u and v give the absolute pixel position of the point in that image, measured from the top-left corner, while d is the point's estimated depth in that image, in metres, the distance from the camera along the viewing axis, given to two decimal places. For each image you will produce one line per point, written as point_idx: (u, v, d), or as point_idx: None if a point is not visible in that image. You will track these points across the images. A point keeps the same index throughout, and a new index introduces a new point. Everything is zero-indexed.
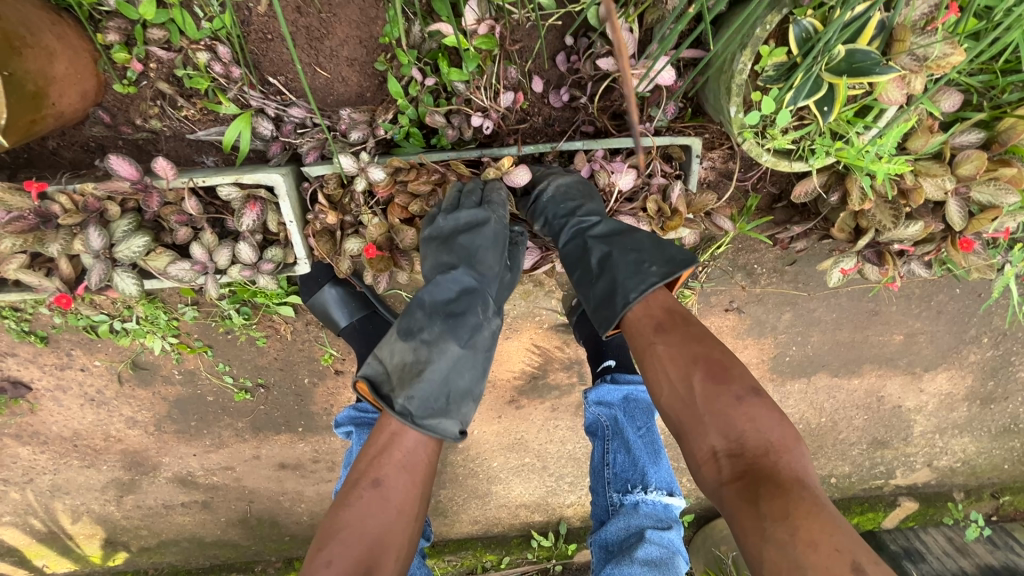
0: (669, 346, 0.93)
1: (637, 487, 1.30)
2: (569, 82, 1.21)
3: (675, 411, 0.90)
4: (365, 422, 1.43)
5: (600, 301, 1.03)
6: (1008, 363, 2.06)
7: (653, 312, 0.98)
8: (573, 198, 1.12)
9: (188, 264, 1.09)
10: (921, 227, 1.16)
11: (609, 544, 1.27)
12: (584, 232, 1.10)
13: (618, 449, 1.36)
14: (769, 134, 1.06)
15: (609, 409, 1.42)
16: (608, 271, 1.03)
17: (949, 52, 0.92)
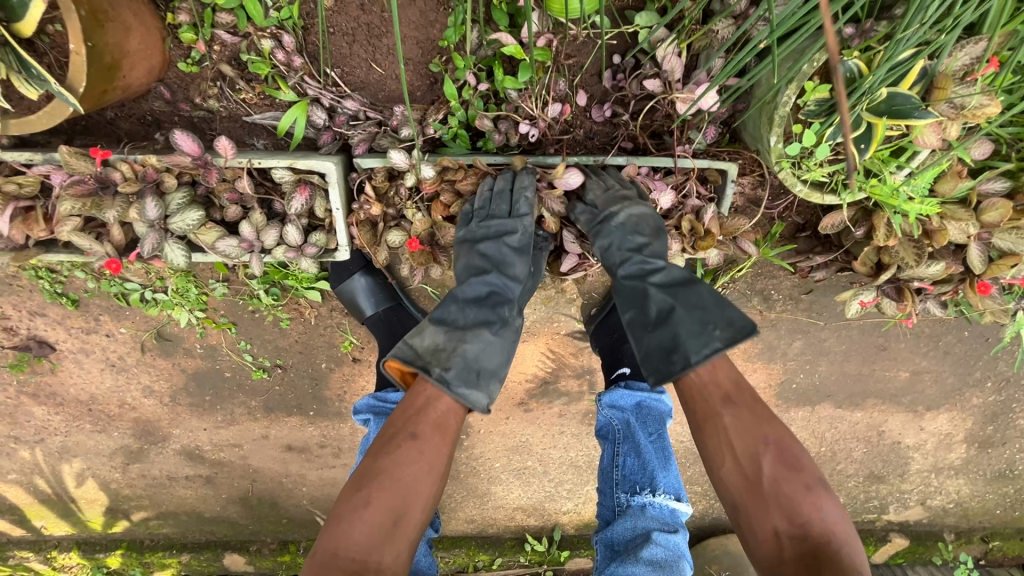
0: (738, 422, 1.01)
1: (645, 489, 1.33)
2: (613, 98, 1.25)
3: (738, 486, 0.98)
4: (383, 411, 1.45)
5: (656, 354, 1.00)
6: (1008, 409, 2.11)
7: (717, 385, 1.04)
8: (642, 234, 1.09)
9: (236, 241, 1.12)
10: (942, 267, 1.21)
11: (614, 543, 1.30)
12: (644, 276, 1.07)
13: (627, 454, 1.40)
14: (806, 165, 1.10)
15: (621, 414, 1.45)
16: (670, 326, 0.99)
17: (986, 103, 0.96)
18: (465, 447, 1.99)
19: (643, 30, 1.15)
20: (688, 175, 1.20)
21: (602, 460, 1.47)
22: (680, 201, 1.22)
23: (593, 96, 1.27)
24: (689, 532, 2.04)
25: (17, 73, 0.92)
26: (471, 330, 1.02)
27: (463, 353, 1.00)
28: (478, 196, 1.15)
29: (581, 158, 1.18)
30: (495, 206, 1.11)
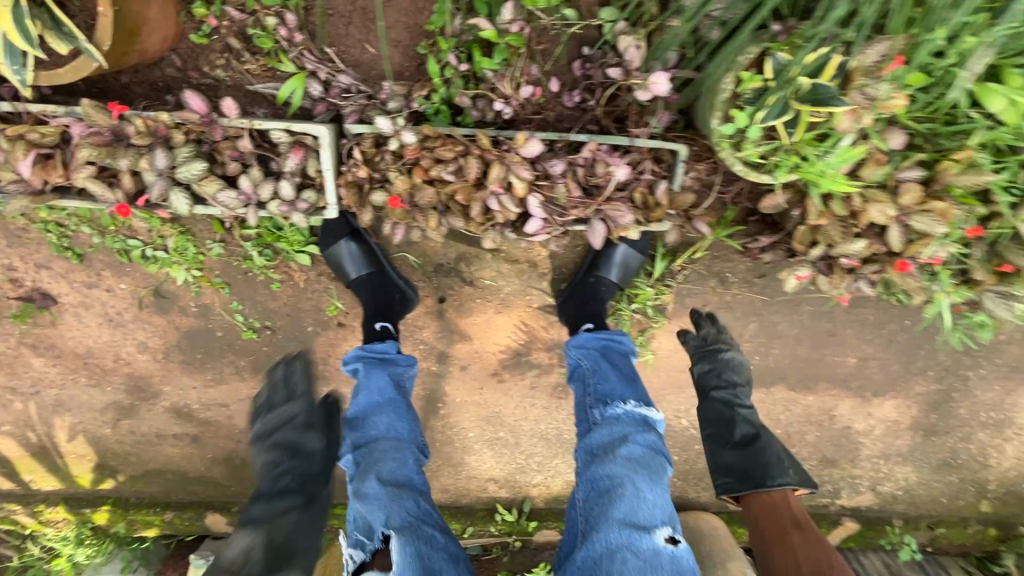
0: (803, 541, 1.47)
1: (617, 401, 1.51)
2: (582, 86, 1.40)
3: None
4: (371, 358, 1.58)
5: (740, 471, 1.63)
6: (950, 399, 2.26)
7: (789, 510, 1.57)
8: (737, 373, 1.75)
9: (235, 194, 1.24)
10: (864, 245, 1.36)
11: (592, 448, 1.47)
12: (732, 406, 1.73)
13: (597, 380, 1.58)
14: (742, 146, 1.23)
15: (588, 353, 1.63)
16: (759, 456, 1.65)
17: (893, 95, 1.12)
18: (441, 415, 2.11)
19: (607, 25, 1.31)
20: (643, 155, 1.34)
21: (574, 393, 1.63)
22: (635, 177, 1.35)
23: (564, 84, 1.42)
24: None
25: (51, 30, 1.04)
26: (279, 519, 1.34)
27: (273, 540, 1.31)
28: (263, 395, 1.60)
29: (548, 134, 1.30)
30: (274, 398, 1.57)
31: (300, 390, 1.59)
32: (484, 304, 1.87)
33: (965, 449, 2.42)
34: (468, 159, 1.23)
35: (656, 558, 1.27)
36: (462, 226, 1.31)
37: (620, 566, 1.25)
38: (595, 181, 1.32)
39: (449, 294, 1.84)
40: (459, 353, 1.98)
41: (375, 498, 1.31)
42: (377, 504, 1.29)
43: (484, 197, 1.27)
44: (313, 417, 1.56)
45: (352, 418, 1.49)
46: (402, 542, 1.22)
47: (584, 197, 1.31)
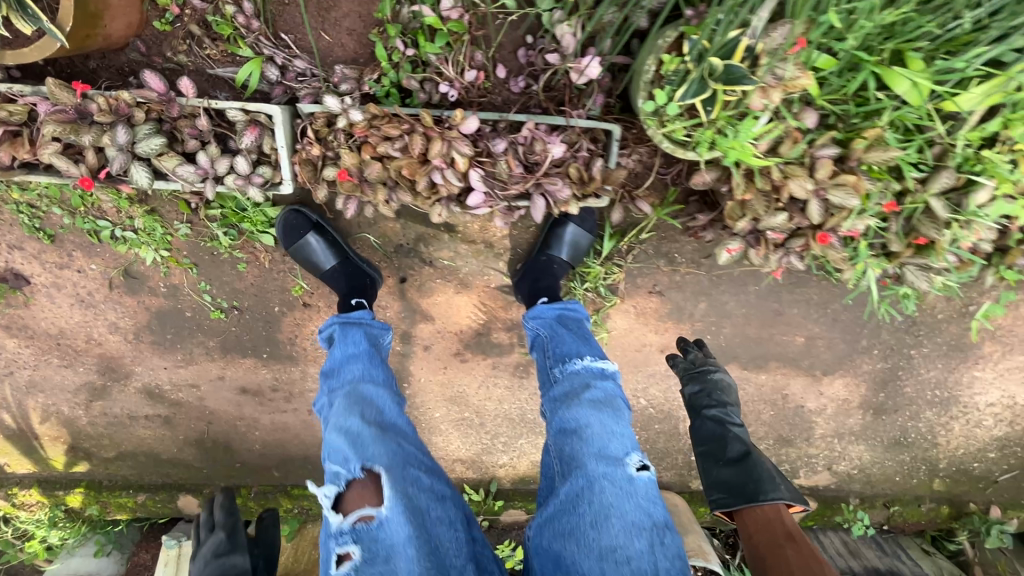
0: (795, 551, 1.44)
1: (574, 356, 1.59)
2: (526, 72, 1.50)
3: None
4: (351, 319, 1.68)
5: (735, 486, 1.67)
6: (896, 377, 2.37)
7: (782, 523, 1.55)
8: (726, 394, 1.88)
9: (194, 168, 1.33)
10: (786, 218, 1.46)
11: (556, 400, 1.53)
12: (724, 425, 1.82)
13: (556, 342, 1.67)
14: (666, 124, 1.33)
15: (545, 322, 1.73)
16: (751, 470, 1.69)
17: (798, 75, 1.23)
18: (407, 396, 2.18)
19: (544, 13, 1.40)
20: (579, 134, 1.44)
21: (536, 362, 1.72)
22: (572, 154, 1.44)
23: (510, 70, 1.52)
24: None
25: (14, 12, 1.09)
26: None
27: None
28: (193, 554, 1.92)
29: (488, 114, 1.39)
30: (202, 533, 1.93)
31: (233, 529, 1.89)
32: (444, 283, 1.95)
33: (914, 427, 2.52)
34: (412, 137, 1.33)
35: (631, 484, 1.31)
36: (410, 201, 1.41)
37: (598, 496, 1.28)
38: (534, 158, 1.41)
39: (410, 274, 1.93)
40: (422, 333, 2.06)
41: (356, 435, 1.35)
42: (360, 440, 1.33)
43: (429, 171, 1.36)
44: (233, 535, 1.88)
45: (329, 369, 1.57)
46: (386, 474, 1.26)
47: (524, 173, 1.41)
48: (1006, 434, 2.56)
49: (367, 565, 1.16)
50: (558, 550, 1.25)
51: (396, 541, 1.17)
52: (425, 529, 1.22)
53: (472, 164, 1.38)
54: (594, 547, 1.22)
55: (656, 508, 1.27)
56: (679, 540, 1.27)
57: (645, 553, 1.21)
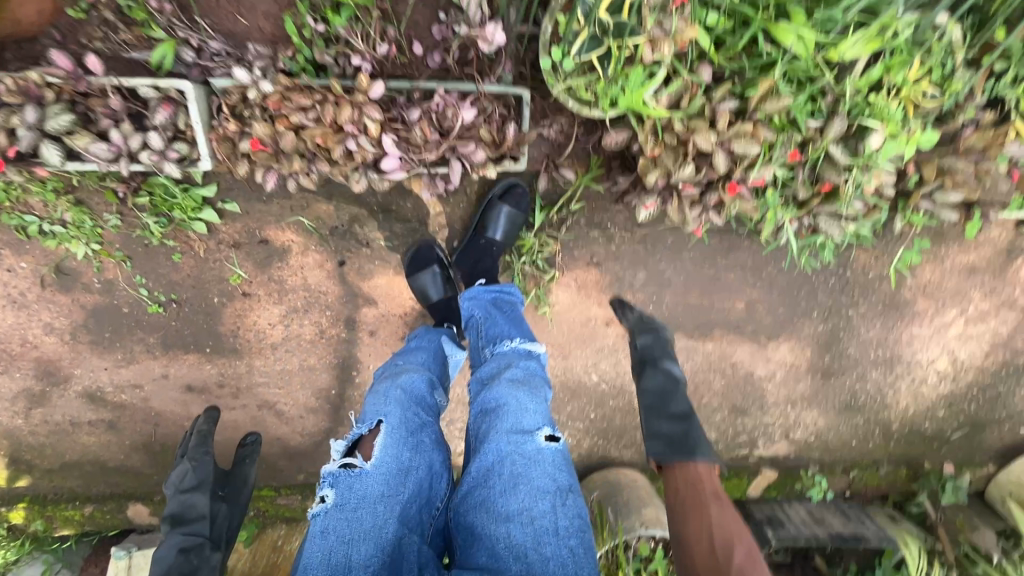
0: (720, 513, 1.29)
1: (503, 340, 1.64)
2: (441, 47, 1.55)
3: (704, 558, 1.20)
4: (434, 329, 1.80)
5: (669, 439, 1.50)
6: (839, 338, 2.43)
7: (708, 480, 1.39)
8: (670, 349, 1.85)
9: (106, 145, 1.36)
10: (694, 169, 1.51)
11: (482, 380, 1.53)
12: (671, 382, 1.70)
13: (489, 325, 1.74)
14: (569, 83, 1.40)
15: (481, 303, 1.82)
16: (687, 426, 1.54)
17: (684, 28, 1.29)
18: (357, 386, 2.15)
19: None
20: (491, 99, 1.49)
21: (471, 345, 1.75)
22: (485, 119, 1.49)
23: (427, 47, 1.58)
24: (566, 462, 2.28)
25: None
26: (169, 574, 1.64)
27: None
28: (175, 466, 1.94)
29: (399, 83, 1.45)
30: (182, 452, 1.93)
31: (199, 457, 1.88)
32: (384, 265, 1.97)
33: (863, 389, 2.58)
34: (324, 106, 1.37)
35: (537, 452, 1.27)
36: (329, 170, 1.47)
37: (507, 464, 1.24)
38: (445, 123, 1.46)
39: (348, 257, 1.94)
40: (366, 318, 2.05)
41: (376, 395, 1.42)
42: (379, 395, 1.43)
43: (343, 139, 1.41)
44: (201, 471, 1.86)
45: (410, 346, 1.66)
46: (385, 428, 1.31)
47: (439, 139, 1.46)
48: (951, 391, 2.63)
49: (337, 508, 1.17)
50: (472, 520, 1.20)
51: (369, 493, 1.19)
52: (404, 488, 1.23)
53: (385, 129, 1.43)
54: (499, 512, 1.18)
55: (559, 473, 1.23)
56: (582, 503, 1.22)
57: (547, 514, 1.18)
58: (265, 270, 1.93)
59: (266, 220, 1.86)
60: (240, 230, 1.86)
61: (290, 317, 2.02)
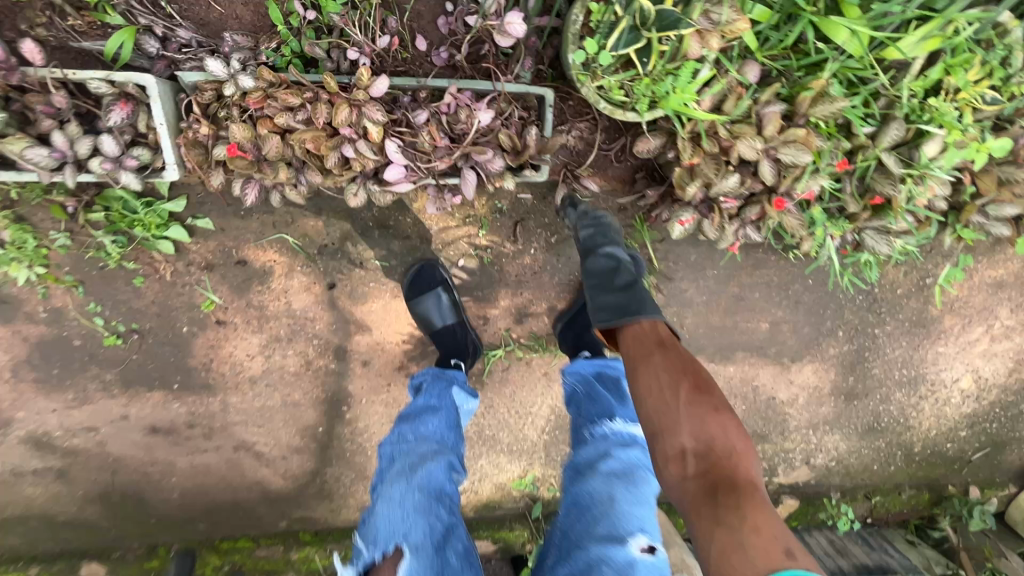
0: (666, 360, 1.19)
1: (603, 419, 1.37)
2: (448, 42, 1.37)
3: (655, 410, 1.13)
4: (443, 376, 1.51)
5: (615, 309, 1.34)
6: (864, 358, 2.29)
7: (654, 333, 1.26)
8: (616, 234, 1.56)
9: (46, 150, 1.12)
10: (738, 179, 1.34)
11: (579, 464, 1.34)
12: (615, 260, 1.49)
13: (590, 400, 1.45)
14: (601, 81, 1.22)
15: (583, 378, 1.52)
16: (634, 294, 1.37)
17: (735, 18, 1.13)
18: (347, 421, 1.92)
19: None
20: (509, 100, 1.32)
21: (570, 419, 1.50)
22: (503, 122, 1.32)
23: (433, 43, 1.39)
24: None
25: None
26: None
27: None
28: None
29: (405, 80, 1.25)
30: None
31: None
32: (380, 288, 1.75)
33: (886, 411, 2.44)
34: (315, 106, 1.17)
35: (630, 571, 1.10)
36: (320, 182, 1.26)
37: None
38: (458, 128, 1.26)
39: (339, 279, 1.71)
40: (359, 346, 1.82)
41: (391, 500, 1.17)
42: (394, 502, 1.16)
43: (338, 145, 1.21)
44: None
45: (405, 412, 1.37)
46: (407, 558, 1.08)
47: (450, 145, 1.27)
48: (975, 410, 2.51)
49: None
50: None
51: None
52: None
53: (388, 134, 1.23)
54: None
55: None
56: None
57: None
58: (243, 295, 1.69)
59: (243, 239, 1.62)
60: (213, 249, 1.62)
61: (272, 347, 1.78)
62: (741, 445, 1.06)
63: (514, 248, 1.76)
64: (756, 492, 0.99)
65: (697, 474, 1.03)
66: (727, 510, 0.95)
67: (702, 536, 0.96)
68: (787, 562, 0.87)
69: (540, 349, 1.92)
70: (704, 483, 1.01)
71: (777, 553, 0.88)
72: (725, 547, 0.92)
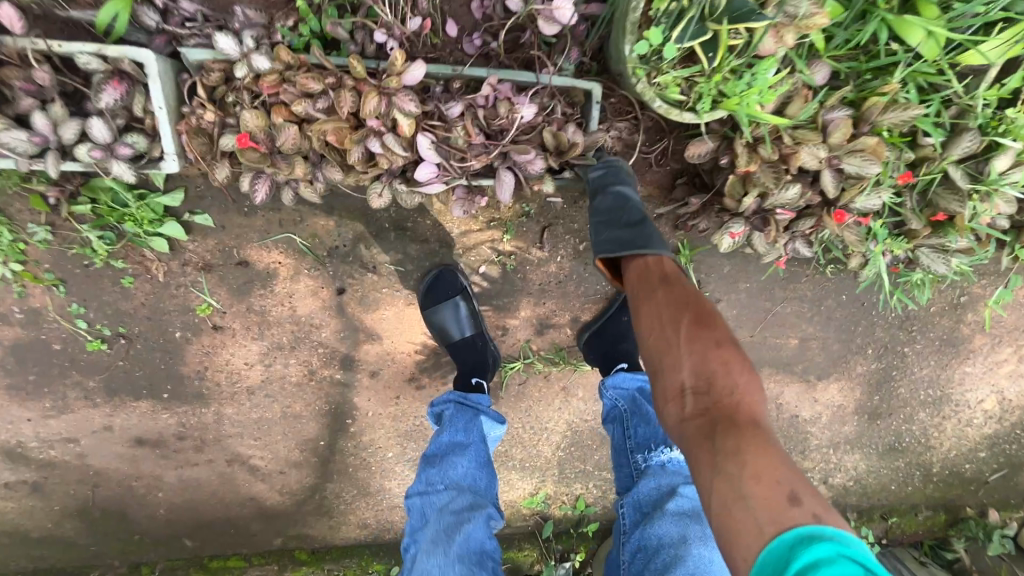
0: (668, 297, 1.17)
1: (661, 449, 1.36)
2: (483, 28, 1.24)
3: (657, 346, 1.12)
4: (467, 399, 1.47)
5: (623, 244, 1.28)
6: (890, 377, 2.19)
7: (659, 268, 1.24)
8: (630, 175, 1.39)
9: (25, 134, 0.98)
10: (798, 191, 1.24)
11: (639, 501, 1.30)
12: (624, 197, 1.35)
13: (638, 424, 1.43)
14: (659, 76, 1.10)
15: (624, 394, 1.48)
16: (643, 231, 1.30)
17: (814, 12, 1.02)
18: (351, 435, 1.77)
19: None
20: (552, 94, 1.21)
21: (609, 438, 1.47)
22: (545, 117, 1.21)
23: (463, 29, 1.28)
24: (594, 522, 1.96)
25: None
26: None
27: None
28: None
29: (439, 67, 1.13)
30: None
31: None
32: (393, 294, 1.61)
33: (909, 431, 2.32)
34: (339, 93, 1.04)
35: None
36: (342, 179, 1.15)
37: None
38: (497, 123, 1.16)
39: (350, 284, 1.57)
40: (367, 356, 1.68)
41: (431, 568, 1.20)
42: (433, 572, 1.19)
43: (364, 139, 1.09)
44: None
45: (430, 455, 1.37)
46: None
47: (486, 142, 1.17)
48: (995, 431, 2.38)
49: None
50: None
51: None
52: None
53: (419, 127, 1.13)
54: None
55: None
56: None
57: None
58: (243, 299, 1.54)
59: (246, 237, 1.47)
60: (212, 248, 1.47)
61: (273, 356, 1.63)
62: (745, 380, 1.02)
63: (540, 255, 1.63)
64: (760, 430, 0.95)
65: (697, 413, 1.01)
66: (722, 445, 0.93)
67: (701, 475, 0.94)
68: (788, 511, 0.83)
69: (561, 362, 1.78)
70: (703, 421, 0.99)
71: (778, 500, 0.84)
72: (724, 491, 0.89)
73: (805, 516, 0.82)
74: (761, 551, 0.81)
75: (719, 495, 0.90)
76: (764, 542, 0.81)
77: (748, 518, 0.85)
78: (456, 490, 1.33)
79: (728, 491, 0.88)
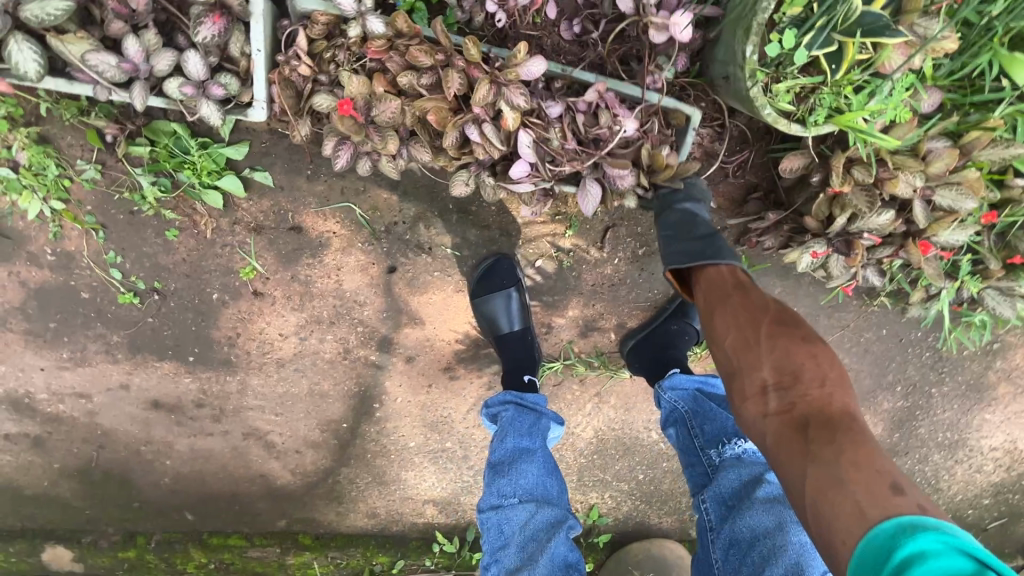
0: (745, 298, 1.10)
1: (735, 439, 1.30)
2: (584, 14, 1.17)
3: (734, 345, 1.05)
4: (527, 401, 1.45)
5: (693, 257, 1.20)
6: (913, 417, 1.97)
7: (732, 277, 1.16)
8: (700, 194, 1.32)
9: (114, 59, 0.96)
10: (890, 217, 1.23)
11: (722, 496, 1.21)
12: (693, 213, 1.28)
13: (705, 421, 1.36)
14: (775, 88, 1.08)
15: (685, 395, 1.42)
16: (715, 244, 1.22)
17: (946, 36, 1.00)
18: (376, 420, 1.67)
19: None
20: (652, 111, 1.19)
21: (674, 443, 1.38)
22: (641, 134, 1.19)
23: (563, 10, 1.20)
24: (611, 537, 1.89)
25: None
26: None
27: None
28: None
29: (551, 64, 1.11)
30: None
31: None
32: (443, 279, 1.55)
33: (941, 480, 2.05)
34: (448, 71, 1.02)
35: None
36: (428, 160, 1.13)
37: None
38: (596, 133, 1.14)
39: (401, 263, 1.51)
40: (406, 340, 1.60)
41: None
42: None
43: (462, 124, 1.07)
44: None
45: (497, 464, 1.34)
46: None
47: (580, 148, 1.14)
48: (1004, 480, 2.07)
49: None
50: None
51: None
52: None
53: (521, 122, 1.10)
54: None
55: None
56: None
57: None
58: (289, 266, 1.47)
59: (304, 202, 1.41)
60: (266, 209, 1.41)
61: (309, 329, 1.55)
62: (834, 374, 0.96)
63: (599, 256, 1.57)
64: (855, 426, 0.88)
65: (781, 410, 0.94)
66: (817, 441, 0.87)
67: (791, 472, 0.88)
68: (893, 498, 0.78)
69: (600, 366, 1.70)
70: (789, 417, 0.92)
71: (881, 489, 0.79)
72: (822, 483, 0.83)
73: (910, 506, 0.76)
74: (862, 539, 0.75)
75: (817, 492, 0.83)
76: (866, 526, 0.76)
77: (849, 503, 0.79)
78: (529, 501, 1.31)
79: (829, 487, 0.81)
